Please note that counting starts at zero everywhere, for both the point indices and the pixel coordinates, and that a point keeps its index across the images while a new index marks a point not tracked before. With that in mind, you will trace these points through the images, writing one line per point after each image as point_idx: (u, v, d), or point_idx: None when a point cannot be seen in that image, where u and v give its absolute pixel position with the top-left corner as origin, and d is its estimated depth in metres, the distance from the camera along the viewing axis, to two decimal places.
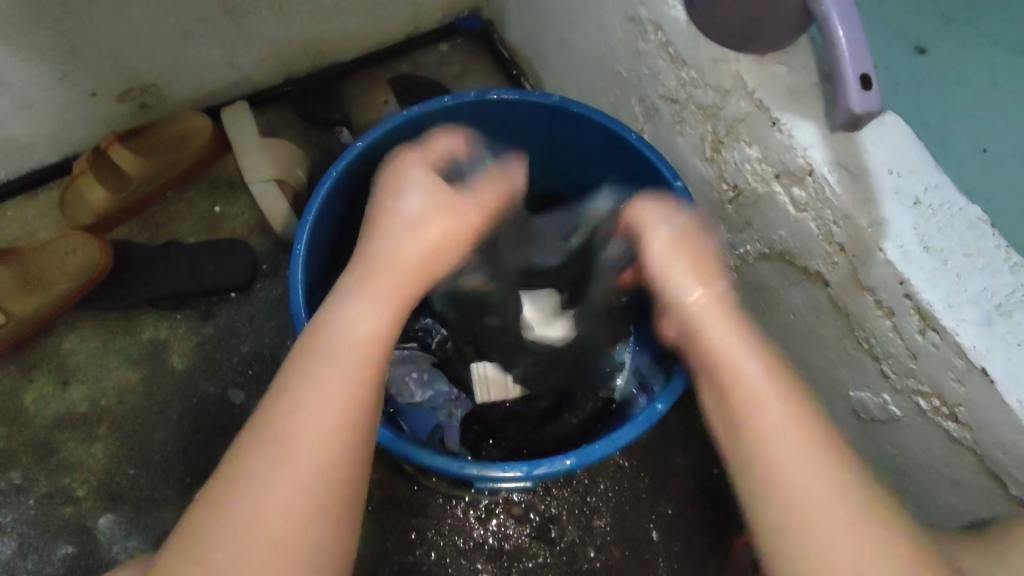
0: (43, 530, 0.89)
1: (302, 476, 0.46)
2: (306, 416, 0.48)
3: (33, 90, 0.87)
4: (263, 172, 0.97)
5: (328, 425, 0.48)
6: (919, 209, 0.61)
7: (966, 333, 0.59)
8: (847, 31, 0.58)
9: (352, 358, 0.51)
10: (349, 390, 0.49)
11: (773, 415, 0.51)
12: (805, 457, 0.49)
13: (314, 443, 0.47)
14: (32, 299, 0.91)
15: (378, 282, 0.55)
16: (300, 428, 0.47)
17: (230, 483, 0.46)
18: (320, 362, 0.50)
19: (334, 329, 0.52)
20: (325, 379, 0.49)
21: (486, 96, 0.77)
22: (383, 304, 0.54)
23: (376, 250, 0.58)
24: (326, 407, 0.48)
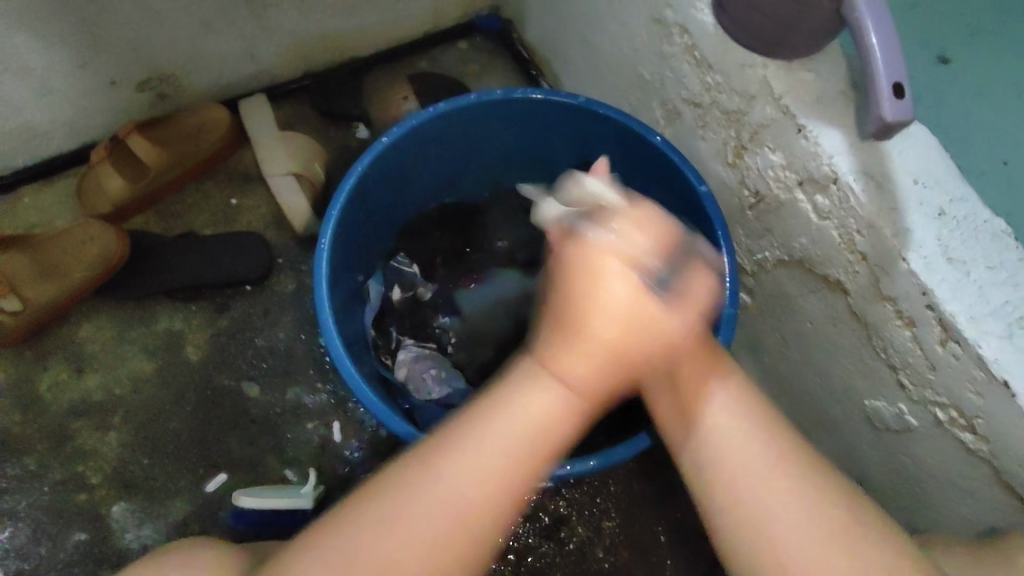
0: (56, 516, 0.90)
1: (442, 542, 0.47)
2: (478, 486, 0.48)
3: (54, 78, 0.87)
4: (281, 166, 0.97)
5: (468, 495, 0.48)
6: (944, 220, 0.62)
7: (989, 345, 0.59)
8: (881, 39, 0.58)
9: (530, 436, 0.50)
10: (495, 472, 0.49)
11: (717, 413, 0.54)
12: (753, 447, 0.52)
13: (452, 514, 0.48)
14: (49, 287, 0.92)
15: (590, 354, 0.51)
16: (441, 488, 0.48)
17: (368, 528, 0.47)
18: (484, 429, 0.50)
19: (518, 407, 0.50)
20: (482, 455, 0.49)
21: (512, 95, 0.77)
22: (561, 398, 0.51)
23: (589, 311, 0.50)
24: (486, 495, 0.48)
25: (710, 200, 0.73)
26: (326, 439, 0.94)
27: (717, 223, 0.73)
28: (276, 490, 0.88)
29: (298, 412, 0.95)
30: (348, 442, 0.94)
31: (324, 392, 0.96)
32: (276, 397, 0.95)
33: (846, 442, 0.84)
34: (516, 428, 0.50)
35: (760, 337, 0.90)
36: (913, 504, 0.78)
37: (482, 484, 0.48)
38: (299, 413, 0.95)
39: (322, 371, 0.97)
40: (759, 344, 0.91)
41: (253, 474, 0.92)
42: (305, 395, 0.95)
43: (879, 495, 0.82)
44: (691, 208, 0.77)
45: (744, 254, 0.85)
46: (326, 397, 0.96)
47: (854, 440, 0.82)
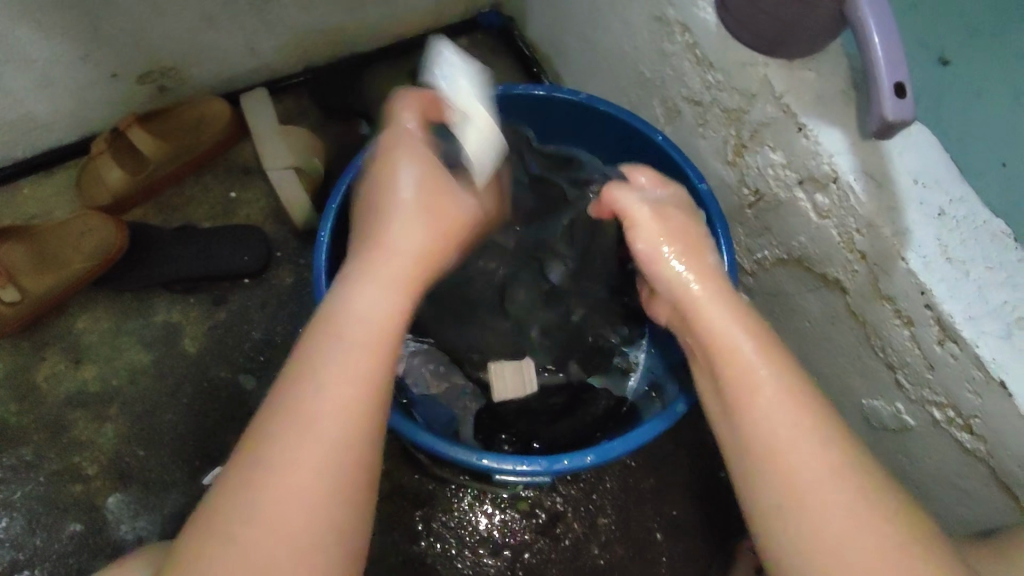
0: (52, 508, 0.89)
1: (295, 499, 0.43)
2: (308, 422, 0.45)
3: (55, 69, 0.87)
4: (282, 160, 0.97)
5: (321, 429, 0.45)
6: (944, 220, 0.62)
7: (987, 345, 0.59)
8: (883, 38, 0.58)
9: (364, 341, 0.48)
10: (337, 403, 0.46)
11: (762, 408, 0.51)
12: (805, 438, 0.49)
13: (297, 463, 0.44)
14: (47, 277, 0.91)
15: (389, 278, 0.52)
16: (280, 459, 0.44)
17: (222, 510, 0.43)
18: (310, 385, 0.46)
19: (339, 325, 0.48)
20: (311, 396, 0.46)
21: (514, 91, 0.77)
22: (397, 294, 0.51)
23: (382, 242, 0.54)
24: (318, 432, 0.45)
25: (710, 198, 0.73)
26: None
27: (718, 221, 0.73)
28: None
29: None
30: None
31: None
32: None
33: None
34: (349, 344, 0.48)
35: None
36: None
37: (329, 425, 0.45)
38: None
39: None
40: None
41: None
42: None
43: None
44: None
45: (743, 253, 0.85)
46: None
47: None
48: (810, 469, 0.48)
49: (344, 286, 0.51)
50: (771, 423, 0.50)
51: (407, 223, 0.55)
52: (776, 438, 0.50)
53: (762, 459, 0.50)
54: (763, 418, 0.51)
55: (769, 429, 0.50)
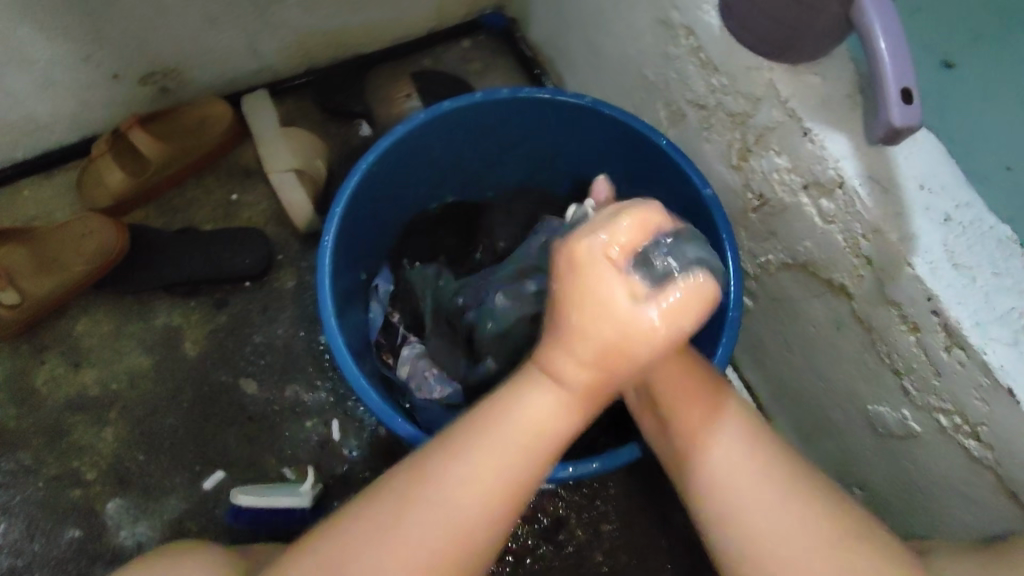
0: (52, 512, 0.89)
1: (422, 550, 0.47)
2: (443, 490, 0.48)
3: (56, 70, 0.87)
4: (282, 162, 0.96)
5: (456, 531, 0.47)
6: (951, 225, 0.61)
7: (994, 352, 0.59)
8: (889, 43, 0.58)
9: (519, 446, 0.48)
10: (467, 509, 0.47)
11: (703, 436, 0.54)
12: (740, 463, 0.53)
13: (426, 521, 0.47)
14: (47, 280, 0.91)
15: (565, 385, 0.47)
16: (398, 544, 0.47)
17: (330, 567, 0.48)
18: (432, 480, 0.48)
19: (504, 419, 0.48)
20: (454, 482, 0.47)
21: (518, 94, 0.76)
22: (566, 409, 0.47)
23: (573, 334, 0.45)
24: (457, 500, 0.47)
25: (715, 202, 0.72)
26: (325, 436, 0.93)
27: (723, 226, 0.72)
28: (279, 489, 0.85)
29: (297, 410, 0.94)
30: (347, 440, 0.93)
31: (324, 390, 0.95)
32: (275, 394, 0.95)
33: (847, 447, 0.83)
34: (499, 453, 0.48)
35: (762, 341, 0.90)
36: (915, 510, 0.77)
37: (451, 531, 0.47)
38: (298, 410, 0.94)
39: (322, 369, 0.96)
40: (760, 347, 0.91)
41: (252, 471, 0.91)
42: (305, 392, 0.95)
43: (878, 500, 0.82)
44: (696, 209, 0.76)
45: (747, 257, 0.85)
46: (325, 395, 0.95)
47: (855, 444, 0.82)
48: (740, 490, 0.52)
49: (522, 393, 0.48)
50: (710, 453, 0.54)
51: (568, 362, 0.46)
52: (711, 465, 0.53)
53: (704, 487, 0.54)
54: (704, 448, 0.54)
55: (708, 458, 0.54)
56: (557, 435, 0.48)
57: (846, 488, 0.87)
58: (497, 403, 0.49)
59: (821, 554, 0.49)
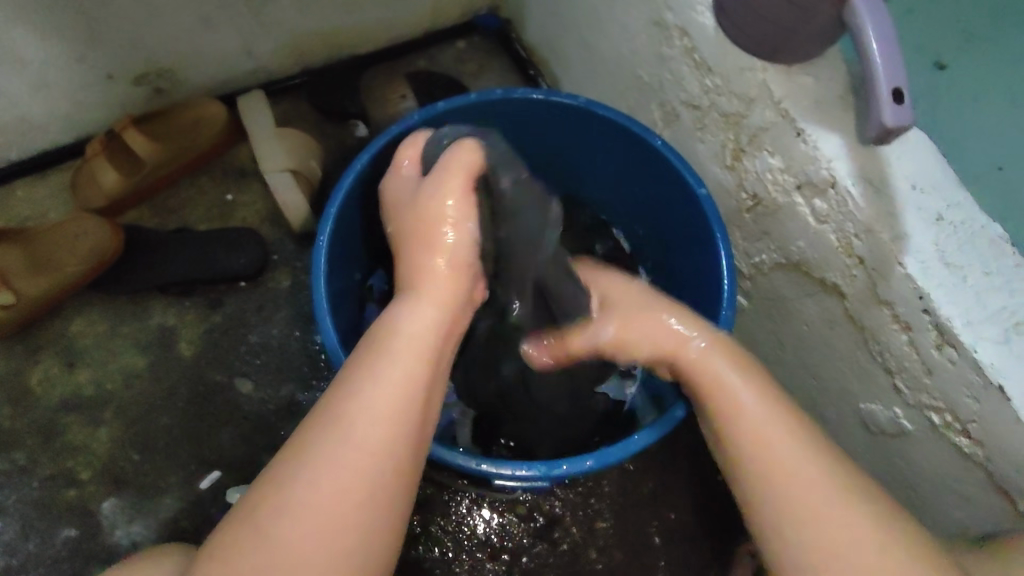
0: (46, 513, 0.89)
1: (343, 467, 0.51)
2: (357, 423, 0.52)
3: (50, 71, 0.87)
4: (277, 163, 0.96)
5: (370, 418, 0.53)
6: (942, 225, 0.62)
7: (985, 350, 0.59)
8: (881, 44, 0.59)
9: (397, 361, 0.55)
10: (382, 402, 0.54)
11: (769, 442, 0.58)
12: (804, 462, 0.57)
13: (345, 439, 0.52)
14: (41, 280, 0.90)
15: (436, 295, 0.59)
16: (330, 454, 0.51)
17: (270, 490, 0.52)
18: (346, 397, 0.54)
19: (390, 345, 0.56)
20: (351, 399, 0.54)
21: (512, 95, 0.77)
22: (439, 314, 0.58)
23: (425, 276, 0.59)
24: (368, 428, 0.52)
25: (709, 202, 0.73)
26: None
27: (716, 226, 0.72)
28: None
29: (292, 410, 0.94)
30: None
31: (319, 390, 0.95)
32: (270, 395, 0.95)
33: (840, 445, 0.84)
34: (382, 370, 0.55)
35: (755, 340, 0.91)
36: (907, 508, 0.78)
37: (369, 426, 0.53)
38: (293, 411, 0.94)
39: (317, 369, 0.96)
40: (754, 347, 0.92)
41: (247, 472, 0.91)
42: (300, 393, 0.95)
43: None
44: (690, 209, 0.77)
45: (741, 257, 0.85)
46: (321, 395, 0.95)
47: (848, 443, 0.82)
48: (808, 490, 0.56)
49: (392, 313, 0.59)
50: (776, 457, 0.58)
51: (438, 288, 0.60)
52: (779, 468, 0.57)
53: (772, 492, 0.57)
54: (771, 451, 0.58)
55: (775, 464, 0.57)
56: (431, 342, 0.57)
57: None
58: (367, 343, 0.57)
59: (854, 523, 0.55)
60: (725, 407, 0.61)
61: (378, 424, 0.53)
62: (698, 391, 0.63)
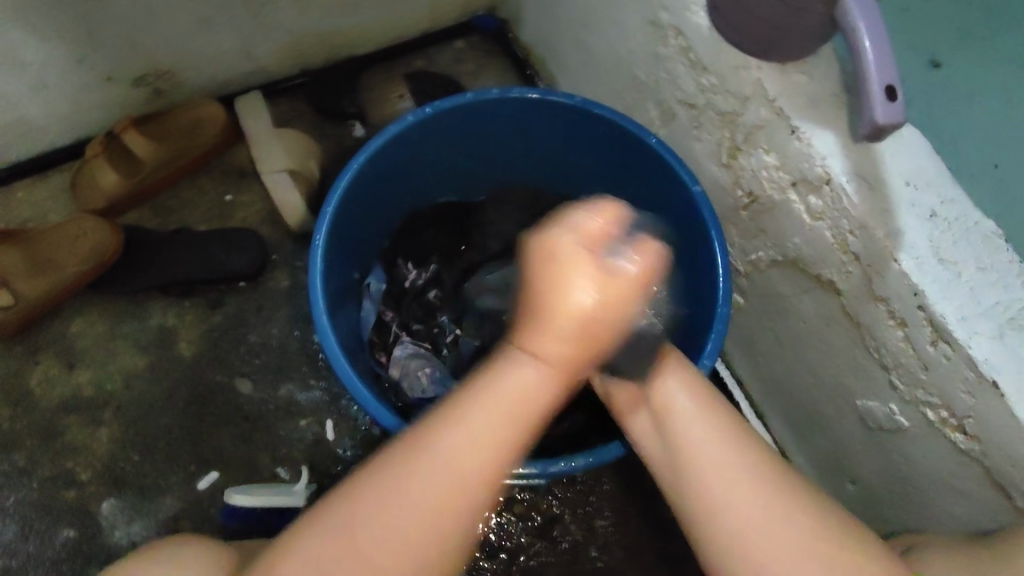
0: (46, 514, 0.89)
1: (409, 522, 0.48)
2: (436, 466, 0.48)
3: (50, 73, 0.87)
4: (276, 162, 0.97)
5: (463, 470, 0.49)
6: (936, 221, 0.62)
7: (980, 346, 0.59)
8: (873, 42, 0.59)
9: (503, 420, 0.50)
10: (486, 454, 0.49)
11: (682, 421, 0.55)
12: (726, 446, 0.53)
13: (423, 493, 0.48)
14: (42, 282, 0.91)
15: (549, 359, 0.50)
16: (398, 505, 0.48)
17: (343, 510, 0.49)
18: (431, 444, 0.49)
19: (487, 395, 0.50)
20: (442, 453, 0.49)
21: (508, 94, 0.77)
22: (554, 382, 0.50)
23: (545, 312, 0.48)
24: (430, 487, 0.48)
25: (704, 200, 0.73)
26: (320, 436, 0.94)
27: (712, 224, 0.73)
28: (275, 487, 0.86)
29: (291, 409, 0.95)
30: (341, 439, 0.93)
31: (318, 389, 0.95)
32: (270, 394, 0.95)
33: (838, 440, 0.84)
34: (486, 414, 0.50)
35: (753, 337, 0.91)
36: (903, 501, 0.78)
37: (461, 468, 0.49)
38: (292, 410, 0.94)
39: (316, 368, 0.97)
40: (752, 343, 0.92)
41: (246, 471, 0.92)
42: (299, 392, 0.95)
43: (870, 494, 0.83)
44: (685, 206, 0.77)
45: (738, 254, 0.85)
46: (319, 394, 0.95)
47: (846, 439, 0.82)
48: (717, 471, 0.52)
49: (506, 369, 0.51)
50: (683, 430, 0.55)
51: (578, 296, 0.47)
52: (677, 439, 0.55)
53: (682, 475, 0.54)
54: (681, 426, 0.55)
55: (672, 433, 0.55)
56: (539, 407, 0.50)
57: (838, 482, 0.87)
58: (481, 378, 0.51)
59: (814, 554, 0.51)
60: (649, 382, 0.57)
61: (470, 484, 0.49)
62: (628, 364, 0.60)
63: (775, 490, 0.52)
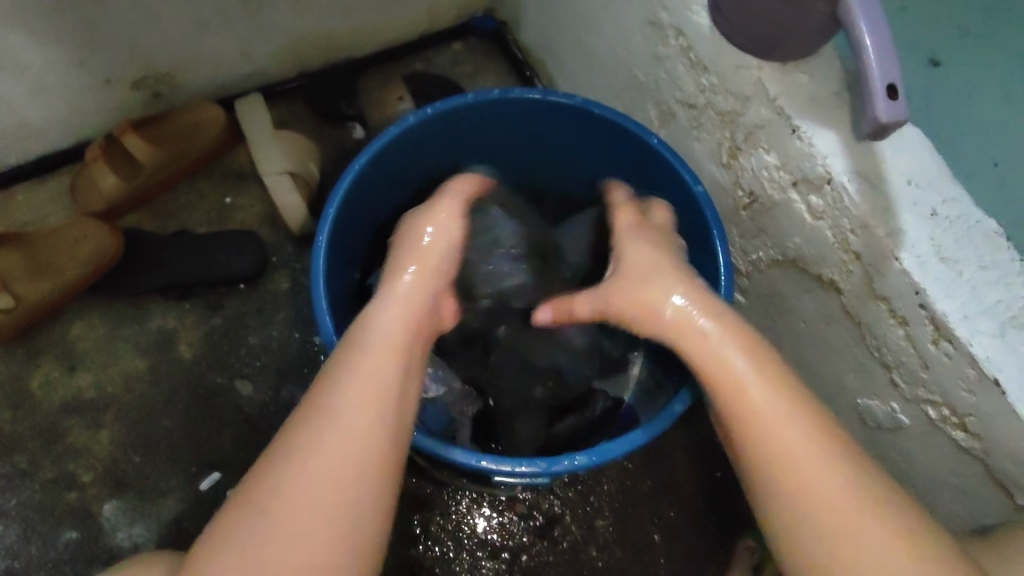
0: (47, 516, 0.89)
1: (325, 467, 0.51)
2: (338, 410, 0.53)
3: (49, 76, 0.87)
4: (276, 164, 0.96)
5: (363, 401, 0.54)
6: (937, 220, 0.62)
7: (981, 344, 0.59)
8: (874, 39, 0.59)
9: (383, 354, 0.57)
10: (378, 382, 0.55)
11: (776, 417, 0.55)
12: (815, 449, 0.54)
13: (332, 437, 0.52)
14: (42, 285, 0.91)
15: (401, 296, 0.61)
16: (314, 458, 0.51)
17: (251, 502, 0.50)
18: (326, 400, 0.54)
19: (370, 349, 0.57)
20: (340, 389, 0.54)
21: (509, 94, 0.77)
22: (410, 316, 0.60)
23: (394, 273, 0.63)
24: (337, 432, 0.52)
25: (705, 200, 0.73)
26: None
27: (713, 224, 0.73)
28: None
29: (292, 411, 0.94)
30: None
31: None
32: (271, 396, 0.95)
33: None
34: (361, 358, 0.56)
35: None
36: None
37: (362, 398, 0.54)
38: (293, 411, 0.94)
39: (317, 371, 0.96)
40: None
41: (247, 473, 0.92)
42: (300, 394, 0.95)
43: None
44: (686, 207, 0.77)
45: (738, 254, 0.85)
46: None
47: None
48: (817, 472, 0.53)
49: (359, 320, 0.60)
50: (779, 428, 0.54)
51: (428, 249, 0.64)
52: (775, 432, 0.54)
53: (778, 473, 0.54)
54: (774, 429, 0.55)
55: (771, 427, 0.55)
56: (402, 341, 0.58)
57: None
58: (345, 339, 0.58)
59: (885, 530, 0.51)
60: (735, 379, 0.57)
61: (379, 413, 0.54)
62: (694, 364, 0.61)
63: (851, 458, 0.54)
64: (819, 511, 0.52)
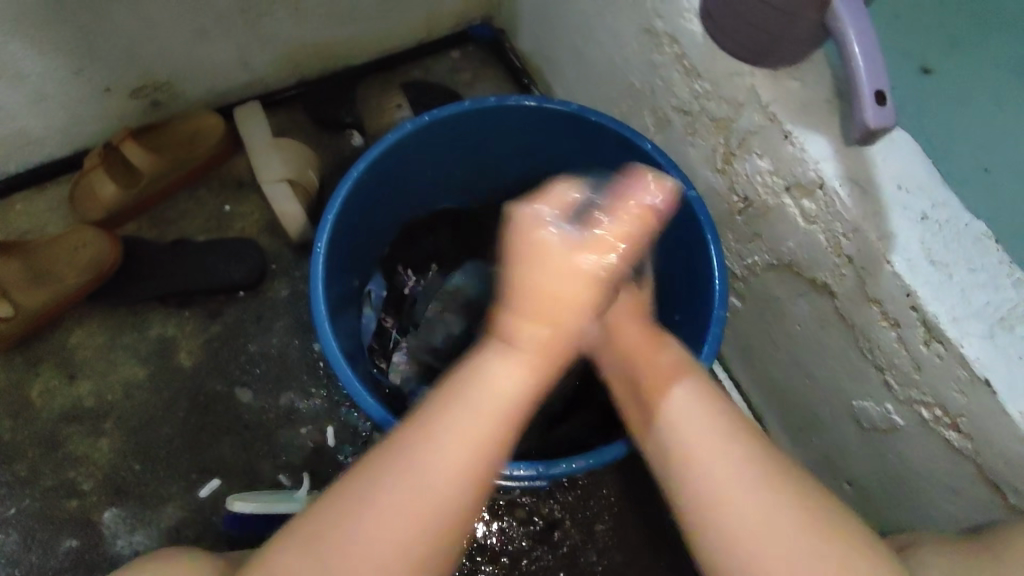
0: (47, 524, 0.89)
1: (406, 518, 0.48)
2: (422, 465, 0.48)
3: (48, 84, 0.88)
4: (275, 171, 0.97)
5: (455, 463, 0.49)
6: (927, 224, 0.63)
7: (971, 345, 0.60)
8: (863, 48, 0.60)
9: (490, 412, 0.49)
10: (470, 436, 0.49)
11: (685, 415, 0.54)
12: (730, 459, 0.52)
13: (416, 489, 0.48)
14: (42, 293, 0.91)
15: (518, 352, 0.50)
16: (395, 508, 0.48)
17: (320, 532, 0.49)
18: (423, 452, 0.49)
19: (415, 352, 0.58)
20: (437, 449, 0.49)
21: (505, 102, 0.78)
22: (530, 370, 0.50)
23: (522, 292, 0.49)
24: (422, 490, 0.48)
25: (699, 205, 0.74)
26: (319, 444, 0.94)
27: (707, 228, 0.74)
28: (275, 494, 0.86)
29: (291, 417, 0.95)
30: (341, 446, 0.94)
31: (318, 397, 0.96)
32: (270, 403, 0.95)
33: (836, 444, 0.85)
34: (479, 411, 0.49)
35: (751, 340, 0.92)
36: (900, 503, 0.79)
37: (461, 452, 0.49)
38: (292, 417, 0.95)
39: (316, 377, 0.97)
40: (749, 347, 0.92)
41: (247, 479, 0.92)
42: (299, 400, 0.96)
43: (867, 495, 0.83)
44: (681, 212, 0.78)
45: (734, 259, 0.86)
46: (319, 402, 0.96)
47: (844, 441, 0.83)
48: (714, 476, 0.51)
49: (477, 367, 0.50)
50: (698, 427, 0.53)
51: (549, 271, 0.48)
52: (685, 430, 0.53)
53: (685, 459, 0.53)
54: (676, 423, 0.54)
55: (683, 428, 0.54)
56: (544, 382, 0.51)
57: (835, 484, 0.88)
58: (466, 377, 0.50)
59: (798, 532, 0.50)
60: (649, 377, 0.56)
61: (471, 469, 0.49)
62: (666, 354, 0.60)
63: (751, 477, 0.52)
64: (722, 517, 0.50)
